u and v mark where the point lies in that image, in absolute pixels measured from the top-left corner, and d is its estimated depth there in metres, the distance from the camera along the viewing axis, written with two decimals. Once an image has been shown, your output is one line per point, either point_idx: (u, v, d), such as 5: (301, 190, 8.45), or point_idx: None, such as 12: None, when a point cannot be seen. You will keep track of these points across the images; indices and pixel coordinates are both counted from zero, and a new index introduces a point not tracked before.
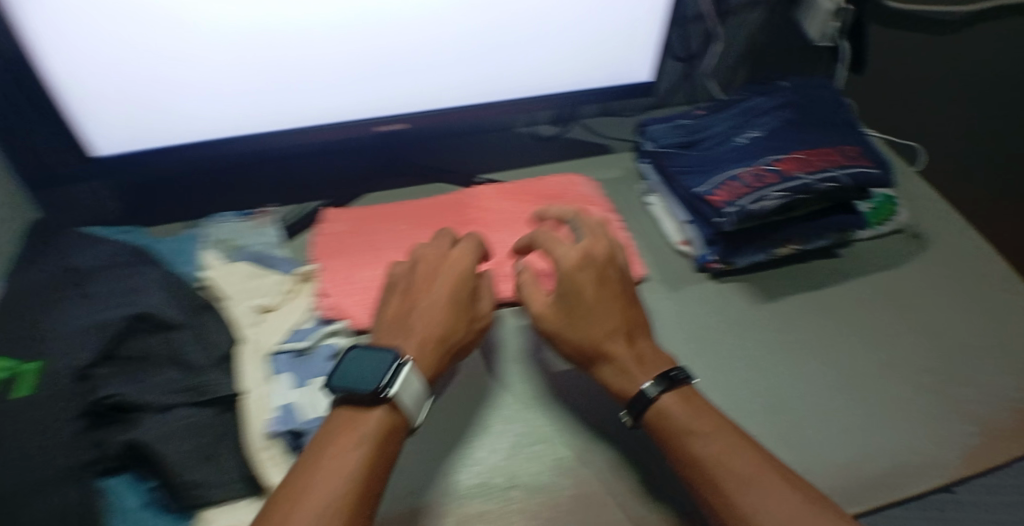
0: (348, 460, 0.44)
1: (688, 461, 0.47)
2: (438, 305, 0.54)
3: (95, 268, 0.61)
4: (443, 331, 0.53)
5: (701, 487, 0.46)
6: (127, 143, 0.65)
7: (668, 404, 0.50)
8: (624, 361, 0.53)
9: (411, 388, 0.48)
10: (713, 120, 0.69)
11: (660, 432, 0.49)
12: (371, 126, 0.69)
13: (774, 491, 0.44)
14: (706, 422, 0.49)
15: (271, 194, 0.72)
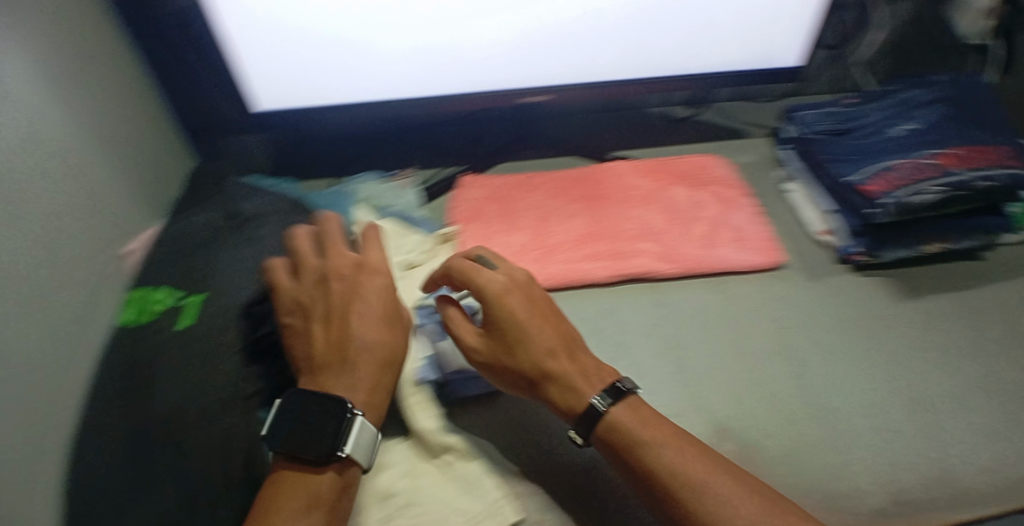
0: (310, 509, 0.44)
1: (658, 478, 0.44)
2: (367, 342, 0.51)
3: (258, 214, 0.64)
4: (385, 353, 0.51)
5: (666, 505, 0.44)
6: (283, 101, 0.68)
7: (614, 418, 0.47)
8: (569, 378, 0.49)
9: (365, 441, 0.47)
10: (866, 110, 0.69)
11: (614, 449, 0.47)
12: (516, 98, 0.71)
13: (735, 498, 0.43)
14: (657, 432, 0.46)
15: (414, 158, 0.76)
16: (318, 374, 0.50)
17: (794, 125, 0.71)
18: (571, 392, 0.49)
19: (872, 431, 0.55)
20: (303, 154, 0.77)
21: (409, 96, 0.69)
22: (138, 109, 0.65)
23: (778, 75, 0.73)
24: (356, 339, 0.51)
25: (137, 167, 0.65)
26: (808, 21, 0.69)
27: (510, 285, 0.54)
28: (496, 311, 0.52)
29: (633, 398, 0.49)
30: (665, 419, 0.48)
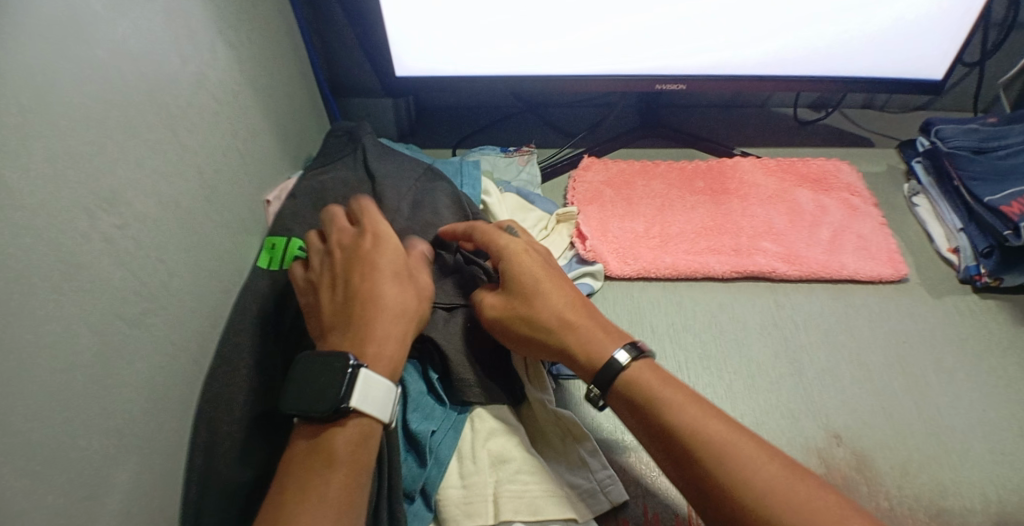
0: (336, 463, 0.42)
1: (670, 437, 0.43)
2: (380, 299, 0.49)
3: (387, 174, 0.66)
4: (401, 307, 0.49)
5: (675, 465, 0.42)
6: (423, 69, 0.71)
7: (629, 375, 0.46)
8: (588, 336, 0.50)
9: (373, 397, 0.44)
10: (1010, 131, 0.67)
11: (628, 408, 0.46)
12: (657, 84, 0.73)
13: (754, 458, 0.40)
14: (669, 390, 0.45)
15: (538, 135, 0.77)
16: (337, 331, 0.48)
17: (931, 137, 0.69)
18: (587, 345, 0.49)
19: (985, 453, 0.55)
20: (433, 121, 0.81)
21: (553, 73, 0.72)
22: (294, 65, 0.69)
23: (918, 87, 0.73)
24: (375, 297, 0.49)
25: (288, 120, 0.68)
26: (959, 35, 0.68)
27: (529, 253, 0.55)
28: (521, 272, 0.53)
29: (651, 362, 0.48)
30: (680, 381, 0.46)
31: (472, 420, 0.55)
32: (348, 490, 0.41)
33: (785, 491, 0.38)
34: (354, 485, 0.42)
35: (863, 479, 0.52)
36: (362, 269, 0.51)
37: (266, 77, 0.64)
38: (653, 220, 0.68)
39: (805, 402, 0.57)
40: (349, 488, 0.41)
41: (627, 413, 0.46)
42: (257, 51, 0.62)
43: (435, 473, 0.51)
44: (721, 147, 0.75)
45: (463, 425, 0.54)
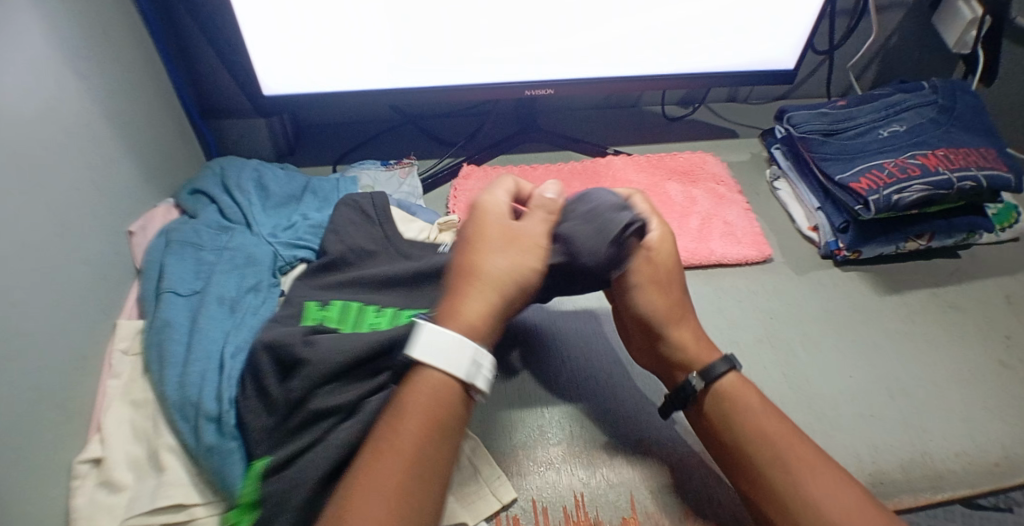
0: (410, 411, 0.42)
1: (755, 442, 0.46)
2: (490, 276, 0.46)
3: (257, 207, 0.66)
4: (504, 288, 0.47)
5: (745, 470, 0.46)
6: (294, 88, 0.71)
7: (730, 384, 0.50)
8: (681, 343, 0.53)
9: (440, 351, 0.44)
10: (856, 113, 0.71)
11: (714, 412, 0.50)
12: (524, 90, 0.75)
13: (834, 481, 0.43)
14: (762, 407, 0.48)
15: (417, 148, 0.80)
16: (451, 290, 0.47)
17: (785, 124, 0.73)
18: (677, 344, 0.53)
19: (854, 416, 0.57)
20: (315, 138, 0.83)
21: (424, 86, 0.73)
22: (156, 93, 0.68)
23: (772, 77, 0.78)
24: (469, 260, 0.48)
25: (153, 150, 0.68)
26: (800, 29, 0.73)
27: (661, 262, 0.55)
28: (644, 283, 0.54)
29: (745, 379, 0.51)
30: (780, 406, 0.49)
31: None
32: (419, 445, 0.41)
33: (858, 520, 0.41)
34: (426, 442, 0.41)
35: None
36: (493, 231, 0.49)
37: (124, 106, 0.63)
38: None
39: None
40: (423, 445, 0.41)
41: (710, 412, 0.50)
42: (113, 81, 0.61)
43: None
44: (596, 147, 0.79)
45: None
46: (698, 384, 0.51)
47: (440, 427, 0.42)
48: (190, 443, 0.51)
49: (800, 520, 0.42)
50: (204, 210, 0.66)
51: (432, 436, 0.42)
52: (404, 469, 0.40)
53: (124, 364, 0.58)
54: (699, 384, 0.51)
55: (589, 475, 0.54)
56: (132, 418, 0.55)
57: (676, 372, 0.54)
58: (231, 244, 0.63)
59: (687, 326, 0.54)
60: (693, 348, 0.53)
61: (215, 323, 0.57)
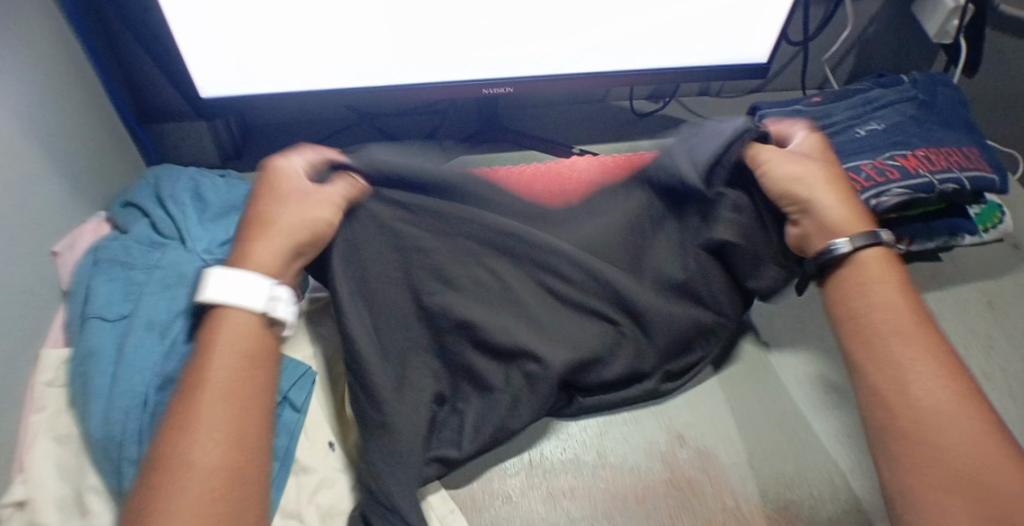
0: (215, 352, 0.43)
1: (881, 319, 0.47)
2: (277, 223, 0.48)
3: (192, 219, 0.61)
4: (292, 232, 0.48)
5: (865, 337, 0.47)
6: (236, 90, 0.66)
7: (871, 256, 0.50)
8: (827, 211, 0.52)
9: (225, 287, 0.45)
10: (832, 109, 0.67)
11: (847, 282, 0.50)
12: (482, 88, 0.70)
13: (923, 372, 0.44)
14: (891, 286, 0.48)
15: (373, 150, 0.75)
16: (245, 231, 0.49)
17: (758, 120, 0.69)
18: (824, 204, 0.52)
19: (825, 439, 0.55)
20: (264, 138, 0.78)
21: (376, 85, 0.68)
22: (86, 97, 0.63)
23: (745, 71, 0.73)
24: (277, 220, 0.49)
25: (78, 156, 0.62)
26: (775, 20, 0.68)
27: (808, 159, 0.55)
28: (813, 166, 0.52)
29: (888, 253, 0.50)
30: (915, 292, 0.49)
31: (297, 473, 0.49)
32: (237, 374, 0.42)
33: (944, 411, 0.42)
34: (245, 371, 0.43)
35: (712, 481, 0.52)
36: (308, 200, 0.49)
37: (40, 110, 0.56)
38: None
39: (693, 434, 0.55)
40: (240, 372, 0.42)
41: (843, 284, 0.50)
42: (36, 90, 0.56)
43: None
44: (561, 146, 0.75)
45: (287, 479, 0.49)
46: (841, 250, 0.50)
47: (255, 360, 0.44)
48: (115, 485, 0.47)
49: (899, 408, 0.43)
50: (135, 224, 0.60)
51: (247, 368, 0.43)
52: (224, 398, 0.41)
53: (47, 396, 0.52)
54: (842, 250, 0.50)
55: (549, 508, 0.50)
56: (54, 456, 0.50)
57: (816, 239, 0.52)
58: (163, 261, 0.58)
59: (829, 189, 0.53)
60: (840, 213, 0.52)
61: (142, 353, 0.52)
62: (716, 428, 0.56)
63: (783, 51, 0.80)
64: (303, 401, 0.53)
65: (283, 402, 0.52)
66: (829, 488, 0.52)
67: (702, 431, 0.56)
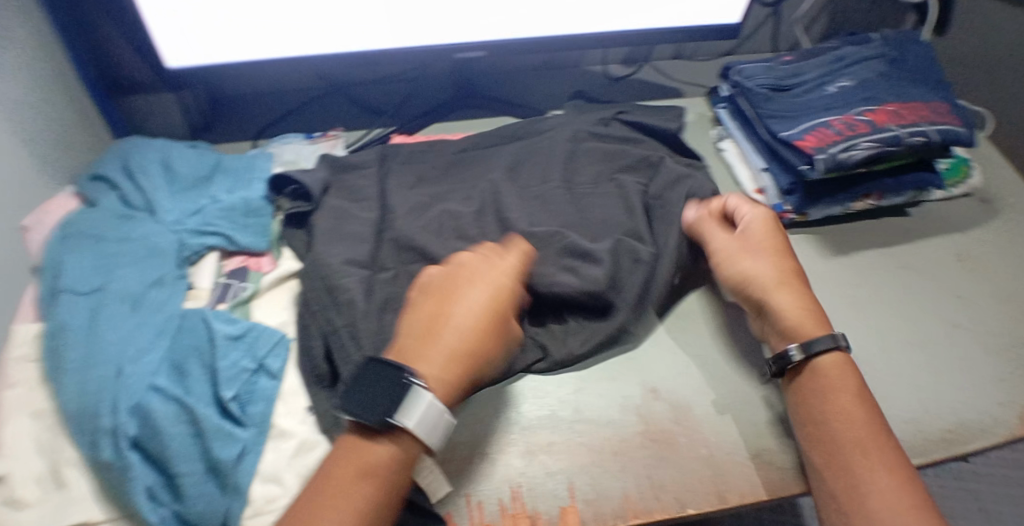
0: (362, 478, 0.43)
1: (843, 429, 0.48)
2: (458, 325, 0.48)
3: (160, 190, 0.60)
4: (472, 350, 0.48)
5: (823, 443, 0.48)
6: (201, 60, 0.65)
7: (828, 362, 0.51)
8: (780, 311, 0.54)
9: (422, 417, 0.44)
10: (803, 68, 0.67)
11: (807, 387, 0.51)
12: (454, 53, 0.69)
13: (874, 475, 0.45)
14: (858, 395, 0.50)
15: (345, 119, 0.74)
16: (418, 337, 0.48)
17: (731, 79, 0.69)
18: (778, 309, 0.54)
19: None
20: (235, 110, 0.77)
21: (347, 52, 0.67)
22: (50, 72, 0.61)
23: (718, 31, 0.73)
24: (452, 324, 0.48)
25: (44, 132, 0.60)
26: None
27: (754, 236, 0.59)
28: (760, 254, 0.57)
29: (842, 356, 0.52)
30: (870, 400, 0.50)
31: (275, 438, 0.50)
32: (372, 502, 0.43)
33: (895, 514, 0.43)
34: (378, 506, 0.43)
35: (688, 434, 0.53)
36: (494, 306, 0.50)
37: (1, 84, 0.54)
38: (464, 191, 0.65)
39: (667, 388, 0.56)
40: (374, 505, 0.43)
41: (807, 389, 0.51)
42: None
43: (237, 504, 0.46)
44: (534, 111, 0.75)
45: (265, 443, 0.49)
46: (796, 356, 0.51)
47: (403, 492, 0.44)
48: (91, 457, 0.47)
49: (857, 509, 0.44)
50: (104, 198, 0.59)
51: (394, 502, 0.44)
52: None
53: (23, 373, 0.51)
54: (796, 356, 0.51)
55: (527, 464, 0.51)
56: (30, 432, 0.49)
57: (777, 338, 0.54)
58: (133, 234, 0.57)
59: (785, 290, 0.55)
60: (792, 314, 0.54)
61: (115, 326, 0.51)
62: (690, 382, 0.57)
63: (755, 11, 0.80)
64: (280, 368, 0.53)
65: (259, 369, 0.52)
66: None
67: (675, 386, 0.56)
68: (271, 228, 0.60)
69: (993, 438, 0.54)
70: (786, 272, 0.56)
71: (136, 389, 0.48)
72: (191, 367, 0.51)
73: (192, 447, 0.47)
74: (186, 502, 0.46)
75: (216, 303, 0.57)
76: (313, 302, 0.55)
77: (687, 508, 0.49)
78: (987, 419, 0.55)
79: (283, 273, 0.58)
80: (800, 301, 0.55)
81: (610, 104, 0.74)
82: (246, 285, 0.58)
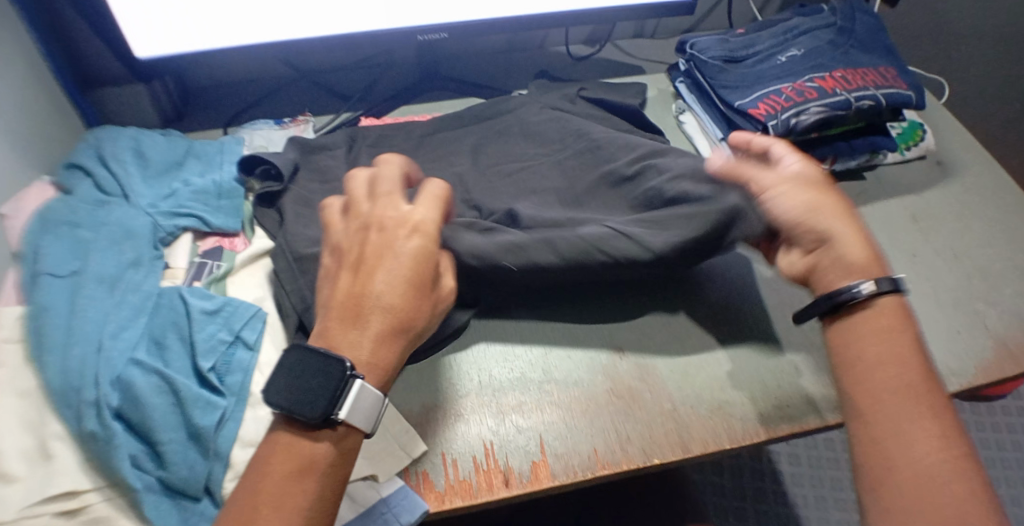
0: (309, 475, 0.43)
1: (891, 372, 0.47)
2: (381, 306, 0.46)
3: (133, 175, 0.62)
4: (398, 325, 0.46)
5: (868, 375, 0.48)
6: (170, 50, 0.66)
7: (884, 305, 0.50)
8: (843, 249, 0.52)
9: (363, 408, 0.44)
10: (756, 39, 0.70)
11: (855, 325, 0.50)
12: (418, 35, 0.71)
13: (913, 422, 0.45)
14: (903, 339, 0.49)
15: (315, 105, 0.76)
16: (339, 318, 0.46)
17: (688, 52, 0.72)
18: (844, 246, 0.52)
19: (758, 343, 0.59)
20: (206, 100, 0.78)
21: (312, 36, 0.69)
22: (23, 64, 0.62)
23: (673, 7, 0.75)
24: (370, 295, 0.46)
25: (17, 122, 0.61)
26: None
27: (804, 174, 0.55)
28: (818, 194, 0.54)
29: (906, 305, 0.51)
30: (924, 346, 0.49)
31: (253, 406, 0.52)
32: (320, 498, 0.42)
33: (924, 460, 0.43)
34: (326, 500, 0.43)
35: (655, 390, 0.56)
36: (413, 279, 0.47)
37: None
38: (431, 168, 0.67)
39: (630, 348, 0.59)
40: (320, 499, 0.42)
41: (861, 319, 0.50)
42: None
43: (218, 467, 0.48)
44: (500, 91, 0.77)
45: (244, 411, 0.51)
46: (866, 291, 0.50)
47: (341, 480, 0.44)
48: (76, 429, 0.48)
49: (893, 454, 0.44)
50: (79, 185, 0.60)
51: (336, 493, 0.43)
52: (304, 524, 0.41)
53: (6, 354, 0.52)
54: (868, 289, 0.50)
55: (498, 423, 0.53)
56: (14, 410, 0.49)
57: (836, 275, 0.52)
58: (110, 218, 0.58)
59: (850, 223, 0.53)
60: (857, 254, 0.52)
61: (95, 305, 0.52)
62: (654, 341, 0.59)
63: None
64: (256, 339, 0.54)
65: (236, 340, 0.54)
66: (763, 390, 0.56)
67: (638, 346, 0.59)
68: (242, 209, 0.63)
69: (947, 383, 0.57)
70: (844, 213, 0.53)
71: (117, 363, 0.50)
72: (169, 341, 0.52)
73: (173, 416, 0.49)
74: (169, 467, 0.47)
75: (191, 281, 0.58)
76: (286, 277, 0.56)
77: (652, 457, 0.51)
78: (939, 366, 0.58)
79: (257, 251, 0.60)
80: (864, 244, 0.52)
81: (573, 82, 0.77)
82: (221, 263, 0.60)
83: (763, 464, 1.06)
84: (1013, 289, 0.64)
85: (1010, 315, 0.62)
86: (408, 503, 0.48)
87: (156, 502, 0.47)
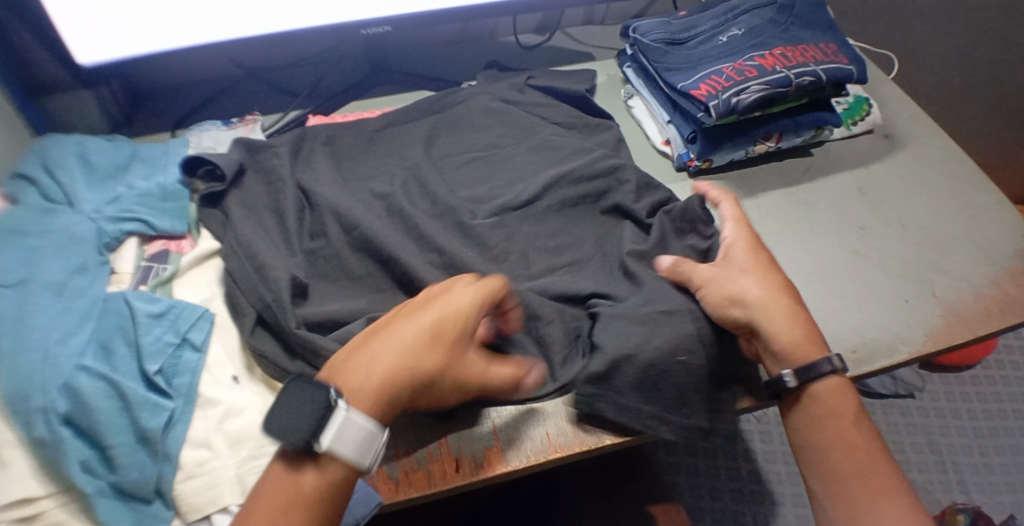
0: (296, 505, 0.42)
1: (847, 453, 0.50)
2: (391, 347, 0.46)
3: (77, 182, 0.61)
4: (399, 371, 0.45)
5: (829, 472, 0.50)
6: (113, 53, 0.66)
7: (830, 384, 0.51)
8: (774, 335, 0.52)
9: (348, 437, 0.43)
10: (698, 22, 0.71)
11: (806, 412, 0.52)
12: (361, 29, 0.71)
13: (871, 501, 0.48)
14: (851, 422, 0.51)
15: (266, 105, 0.76)
16: (352, 354, 0.47)
17: (632, 37, 0.72)
18: (770, 325, 0.52)
19: None
20: (154, 104, 0.78)
21: (256, 35, 0.68)
22: None
23: None
24: (388, 340, 0.46)
25: None
26: None
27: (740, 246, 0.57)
28: (748, 283, 0.54)
29: (846, 379, 0.53)
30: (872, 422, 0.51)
31: (203, 407, 0.52)
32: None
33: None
34: None
35: None
36: (433, 331, 0.46)
37: None
38: (381, 163, 0.67)
39: None
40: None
41: (801, 415, 0.52)
42: None
43: (168, 469, 0.49)
44: (449, 83, 0.77)
45: (193, 412, 0.51)
46: (791, 383, 0.51)
47: (334, 513, 0.43)
48: (23, 439, 0.47)
49: None
50: (25, 194, 0.60)
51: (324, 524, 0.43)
52: None
53: None
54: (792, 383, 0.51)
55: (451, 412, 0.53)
56: None
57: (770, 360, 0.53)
58: (55, 226, 0.58)
59: (785, 309, 0.53)
60: (786, 336, 0.52)
61: (39, 313, 0.52)
62: None
63: None
64: (203, 340, 0.55)
65: (183, 342, 0.54)
66: None
67: None
68: (188, 211, 0.62)
69: (894, 352, 0.58)
70: (775, 294, 0.54)
71: (63, 370, 0.49)
72: (116, 346, 0.52)
73: (121, 420, 0.49)
74: (119, 471, 0.48)
75: (138, 285, 0.58)
76: (235, 276, 0.56)
77: (605, 439, 0.52)
78: (887, 336, 0.59)
79: (202, 253, 0.60)
80: (795, 323, 0.53)
81: (523, 71, 0.77)
82: (167, 266, 0.60)
83: (736, 443, 1.07)
84: (961, 256, 0.65)
85: (959, 282, 0.63)
86: (363, 495, 0.48)
87: (107, 506, 0.47)
